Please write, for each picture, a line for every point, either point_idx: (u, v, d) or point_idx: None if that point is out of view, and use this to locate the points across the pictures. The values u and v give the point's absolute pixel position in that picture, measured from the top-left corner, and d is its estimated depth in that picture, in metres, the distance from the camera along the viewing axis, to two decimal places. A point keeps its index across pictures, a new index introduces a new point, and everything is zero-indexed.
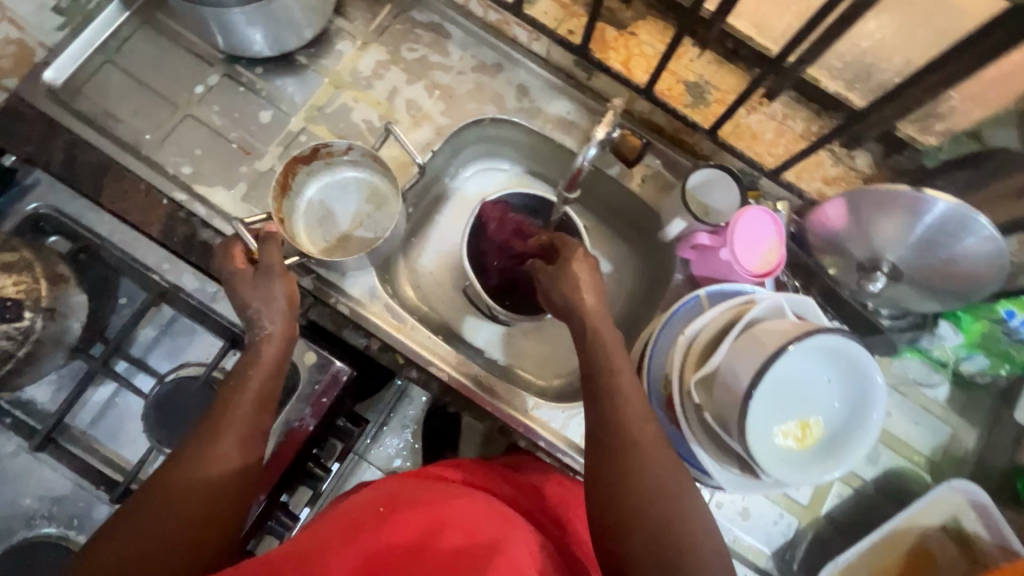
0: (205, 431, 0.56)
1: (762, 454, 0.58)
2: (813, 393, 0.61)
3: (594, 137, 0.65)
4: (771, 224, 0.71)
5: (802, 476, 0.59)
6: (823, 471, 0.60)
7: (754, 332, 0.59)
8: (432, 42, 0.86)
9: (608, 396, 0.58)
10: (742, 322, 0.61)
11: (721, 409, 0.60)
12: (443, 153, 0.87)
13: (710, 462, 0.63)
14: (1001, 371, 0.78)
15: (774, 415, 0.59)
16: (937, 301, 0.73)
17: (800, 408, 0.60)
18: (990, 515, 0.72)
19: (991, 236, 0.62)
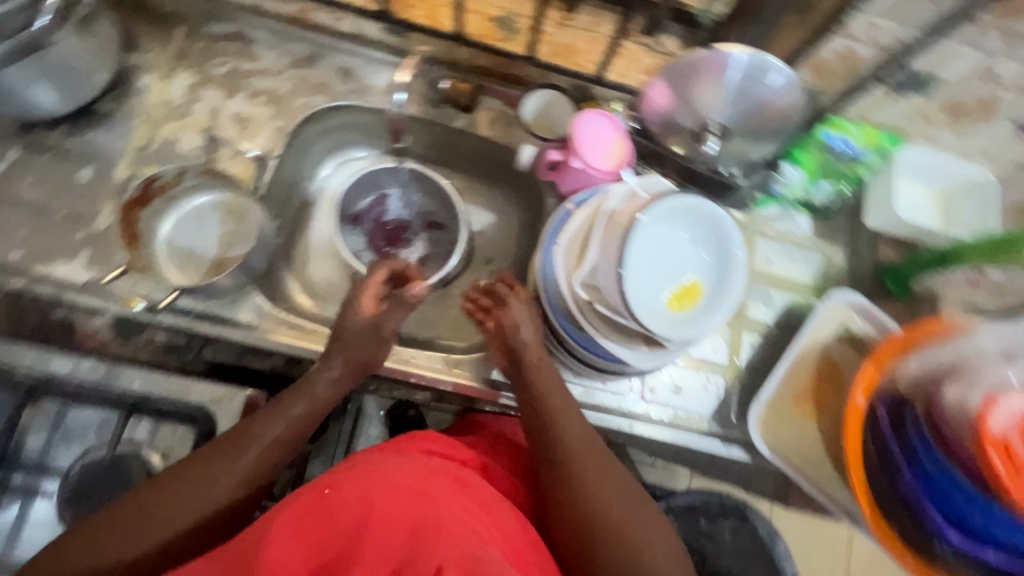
0: (219, 451, 0.58)
1: (651, 320, 0.63)
2: (681, 255, 0.67)
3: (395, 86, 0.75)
4: (607, 123, 0.76)
5: (694, 328, 0.65)
6: (713, 318, 0.65)
7: (615, 218, 0.67)
8: (239, 51, 0.83)
9: (552, 425, 0.65)
10: (601, 217, 0.67)
11: (608, 296, 0.66)
12: (290, 156, 0.84)
13: (619, 350, 0.68)
14: (844, 189, 0.87)
15: (652, 283, 0.65)
16: (768, 142, 0.82)
17: (674, 271, 0.66)
18: (871, 313, 0.81)
19: (784, 71, 0.72)
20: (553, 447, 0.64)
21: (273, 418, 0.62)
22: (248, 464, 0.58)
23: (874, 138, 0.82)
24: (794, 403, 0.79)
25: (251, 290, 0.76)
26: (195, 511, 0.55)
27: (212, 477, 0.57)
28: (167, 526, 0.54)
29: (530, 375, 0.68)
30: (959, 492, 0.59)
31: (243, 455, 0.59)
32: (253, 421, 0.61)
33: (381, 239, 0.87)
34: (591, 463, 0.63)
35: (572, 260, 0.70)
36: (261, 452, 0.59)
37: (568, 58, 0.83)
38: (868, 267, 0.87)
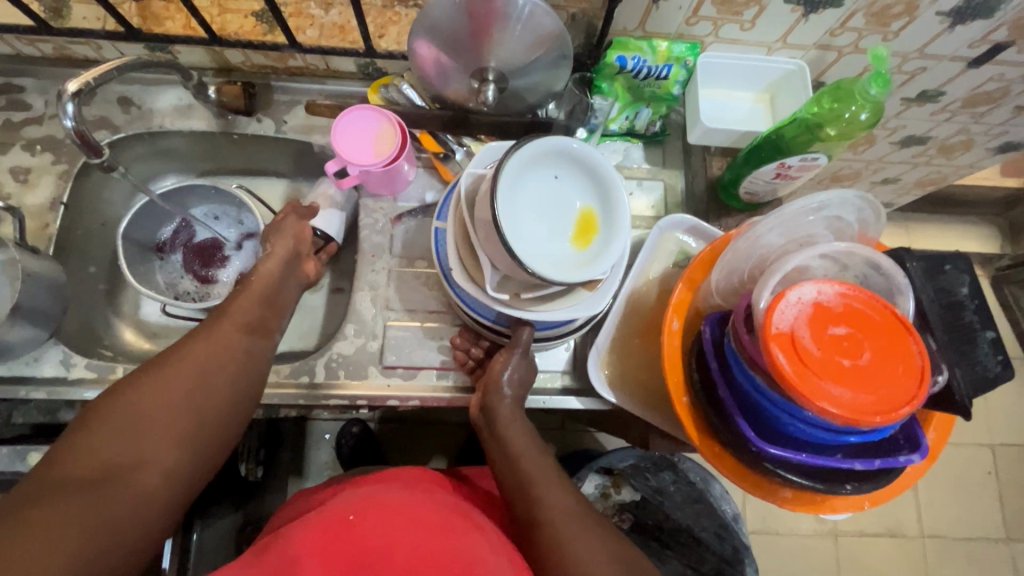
0: (192, 344, 0.56)
1: (566, 274, 0.57)
2: (555, 198, 0.60)
3: (63, 91, 0.54)
4: (369, 117, 0.75)
5: (613, 252, 0.59)
6: (620, 233, 0.59)
7: (476, 213, 0.59)
8: (8, 103, 0.80)
9: (517, 461, 0.61)
10: (467, 215, 0.60)
11: (525, 280, 0.60)
12: (83, 199, 0.81)
13: (567, 312, 0.62)
14: (663, 110, 0.83)
15: (547, 238, 0.58)
16: (560, 70, 0.75)
17: (559, 217, 0.60)
18: (701, 228, 0.76)
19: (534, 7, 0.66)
20: (518, 480, 0.60)
21: (232, 323, 0.59)
22: (214, 354, 0.56)
23: (668, 53, 0.75)
24: (640, 340, 0.75)
25: (51, 342, 0.73)
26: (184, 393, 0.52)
27: (195, 359, 0.54)
28: (161, 407, 0.50)
29: (498, 417, 0.66)
30: (766, 398, 0.54)
31: (217, 340, 0.57)
32: (208, 327, 0.59)
33: (195, 264, 0.86)
34: (557, 492, 0.58)
35: (474, 274, 0.63)
36: (228, 343, 0.58)
37: (341, 37, 0.79)
38: (701, 186, 0.84)
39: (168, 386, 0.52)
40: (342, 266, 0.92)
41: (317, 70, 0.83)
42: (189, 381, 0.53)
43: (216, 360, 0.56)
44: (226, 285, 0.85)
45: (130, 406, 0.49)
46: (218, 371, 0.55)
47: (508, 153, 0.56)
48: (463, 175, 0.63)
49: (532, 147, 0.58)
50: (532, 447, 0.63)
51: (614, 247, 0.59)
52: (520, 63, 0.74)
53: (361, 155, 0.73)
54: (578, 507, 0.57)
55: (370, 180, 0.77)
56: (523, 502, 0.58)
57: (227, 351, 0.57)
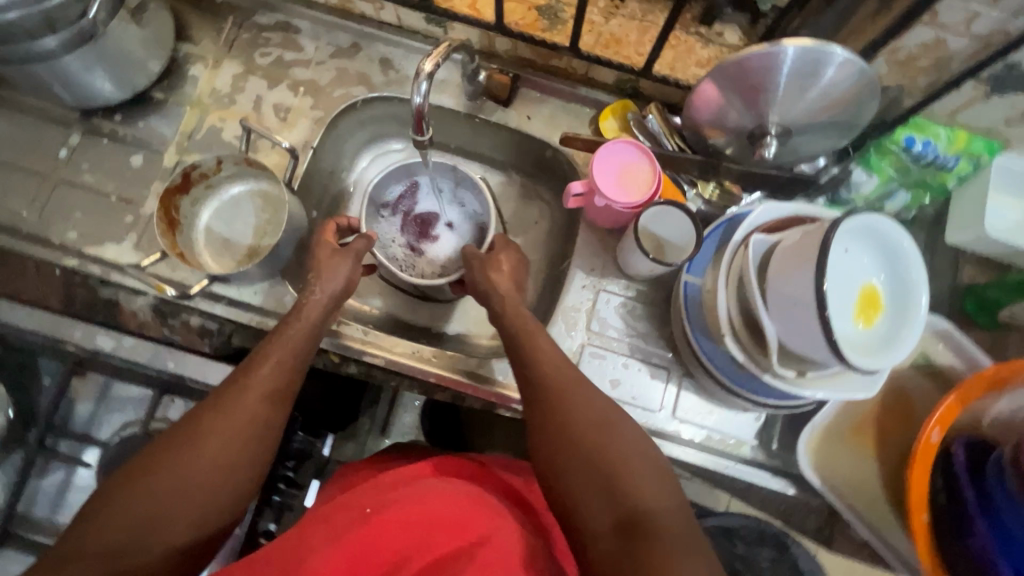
0: (233, 394, 0.52)
1: (866, 359, 0.58)
2: (850, 274, 0.60)
3: (420, 70, 0.57)
4: (633, 151, 0.73)
5: (905, 334, 0.60)
6: (913, 316, 0.61)
7: (771, 284, 0.61)
8: (283, 41, 0.84)
9: (536, 403, 0.56)
10: (755, 285, 0.62)
11: (816, 357, 0.60)
12: (328, 146, 0.84)
13: (845, 393, 0.60)
14: (925, 200, 0.77)
15: (842, 317, 0.59)
16: (836, 137, 0.71)
17: (854, 299, 0.60)
18: (953, 338, 0.72)
19: (846, 60, 0.59)
20: (543, 404, 0.55)
21: (246, 412, 0.52)
22: (239, 434, 0.50)
23: (965, 145, 0.69)
24: (853, 433, 0.71)
25: (279, 279, 0.75)
26: (204, 472, 0.48)
27: (183, 471, 0.47)
28: (162, 514, 0.46)
29: (516, 358, 0.60)
30: None
31: (217, 439, 0.49)
32: (233, 389, 0.53)
33: (409, 232, 0.87)
34: (580, 403, 0.54)
35: (743, 339, 0.64)
36: (248, 412, 0.52)
37: (615, 49, 0.77)
38: (946, 288, 0.77)
39: (177, 468, 0.47)
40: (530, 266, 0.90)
41: (573, 73, 0.82)
42: (220, 449, 0.49)
43: (215, 471, 0.49)
44: (432, 264, 0.86)
45: (120, 509, 0.45)
46: (234, 459, 0.50)
47: (832, 231, 0.56)
48: (741, 234, 0.66)
49: (847, 223, 0.58)
50: (558, 369, 0.57)
51: (908, 331, 0.60)
52: (802, 126, 0.70)
53: (613, 189, 0.72)
54: (629, 430, 0.53)
55: (605, 215, 0.75)
56: (552, 442, 0.53)
57: (208, 467, 0.48)
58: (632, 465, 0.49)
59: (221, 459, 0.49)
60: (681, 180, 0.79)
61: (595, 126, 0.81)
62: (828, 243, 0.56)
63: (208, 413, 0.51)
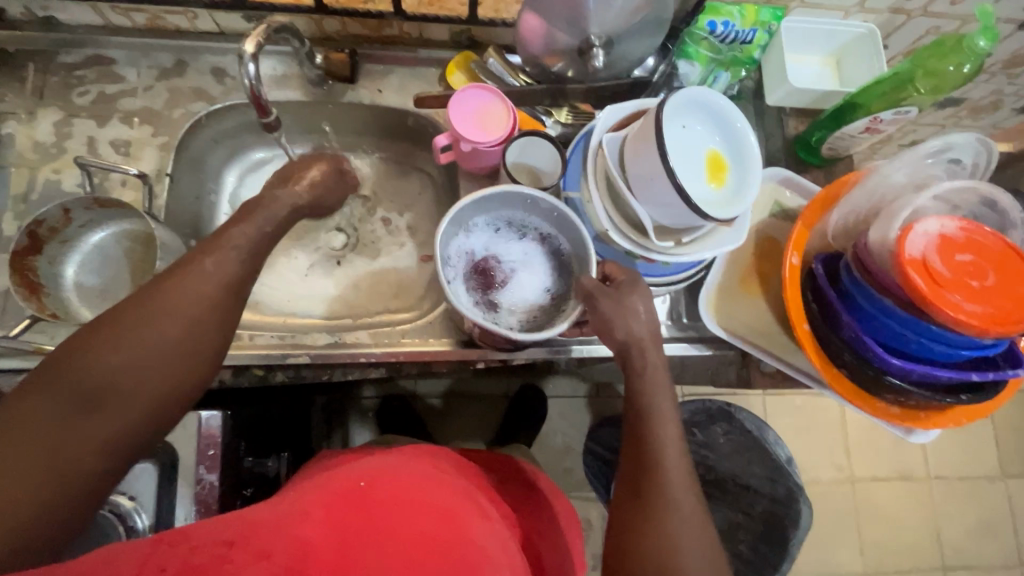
0: (191, 269, 0.52)
1: (723, 209, 0.66)
2: (691, 145, 0.68)
3: (245, 50, 0.60)
4: (483, 93, 0.77)
5: (749, 181, 0.69)
6: (751, 165, 0.70)
7: (630, 170, 0.67)
8: (100, 75, 0.79)
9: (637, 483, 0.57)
10: (617, 177, 0.68)
11: (686, 223, 0.67)
12: (185, 170, 0.81)
13: (716, 248, 0.68)
14: (742, 74, 0.88)
15: (694, 181, 0.67)
16: (652, 36, 0.79)
17: (701, 165, 0.68)
18: (796, 182, 0.82)
19: None
20: (645, 491, 0.56)
21: (210, 282, 0.52)
22: (202, 301, 0.51)
23: (756, 17, 0.80)
24: (742, 285, 0.81)
25: None
26: (173, 333, 0.49)
27: (165, 325, 0.49)
28: (134, 365, 0.48)
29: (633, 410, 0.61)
30: (893, 319, 0.61)
31: (183, 308, 0.50)
32: (195, 263, 0.53)
33: (475, 282, 0.77)
34: (676, 500, 0.55)
35: (626, 229, 0.70)
36: (211, 287, 0.52)
37: (439, 4, 0.77)
38: (780, 144, 0.88)
39: (147, 327, 0.49)
40: (427, 233, 0.93)
41: (409, 38, 0.84)
42: (189, 319, 0.50)
43: (186, 340, 0.50)
44: (514, 309, 0.76)
45: (95, 360, 0.47)
46: (202, 328, 0.51)
47: (661, 106, 0.63)
48: (596, 137, 0.71)
49: (675, 99, 0.66)
50: (675, 457, 0.58)
51: (752, 179, 0.69)
52: (619, 32, 0.77)
53: (475, 131, 0.75)
54: (698, 514, 0.55)
55: (477, 159, 0.79)
56: (629, 515, 0.56)
57: (178, 331, 0.50)
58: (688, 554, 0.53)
59: (189, 329, 0.50)
60: (536, 112, 0.85)
61: (444, 83, 0.85)
62: (660, 117, 0.63)
63: (177, 276, 0.51)
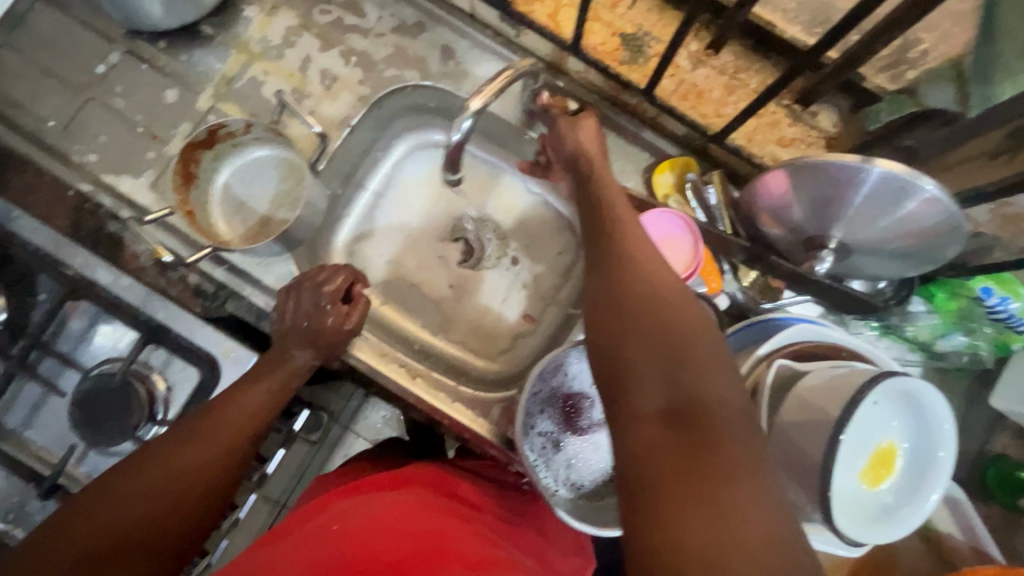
0: (222, 405, 0.60)
1: (862, 528, 0.53)
2: (870, 431, 0.54)
3: (469, 107, 0.57)
4: (680, 224, 0.67)
5: (904, 505, 0.56)
6: (924, 489, 0.56)
7: (781, 419, 0.56)
8: (347, 1, 0.78)
9: (656, 409, 0.40)
10: (764, 417, 0.57)
11: (805, 513, 0.55)
12: (367, 125, 0.80)
13: (810, 543, 0.57)
14: (981, 351, 0.69)
15: (847, 475, 0.54)
16: (909, 265, 0.64)
17: (866, 459, 0.55)
18: (964, 512, 0.66)
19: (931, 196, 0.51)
20: (697, 424, 0.39)
21: (224, 423, 0.59)
22: (217, 435, 0.58)
23: None
24: (824, 572, 0.68)
25: (285, 258, 0.75)
26: (174, 473, 0.55)
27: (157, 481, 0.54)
28: (136, 508, 0.52)
29: (645, 417, 0.41)
30: None
31: (194, 447, 0.57)
32: (221, 406, 0.60)
33: (554, 417, 0.66)
34: (732, 427, 0.39)
35: None
36: (225, 429, 0.59)
37: (693, 103, 0.70)
38: None
39: (158, 463, 0.55)
40: (541, 296, 0.86)
41: (642, 114, 0.74)
42: (196, 455, 0.56)
43: (188, 477, 0.55)
44: (574, 469, 0.65)
45: (101, 514, 0.51)
46: (203, 468, 0.56)
47: (865, 388, 0.50)
48: (765, 350, 0.61)
49: (892, 384, 0.52)
50: (719, 378, 0.41)
51: (918, 509, 0.55)
52: (868, 245, 0.62)
53: None
54: (747, 444, 0.38)
55: None
56: (672, 470, 0.37)
57: (184, 469, 0.55)
58: (746, 496, 0.35)
59: (198, 467, 0.56)
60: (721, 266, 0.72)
61: (648, 177, 0.73)
62: (857, 401, 0.50)
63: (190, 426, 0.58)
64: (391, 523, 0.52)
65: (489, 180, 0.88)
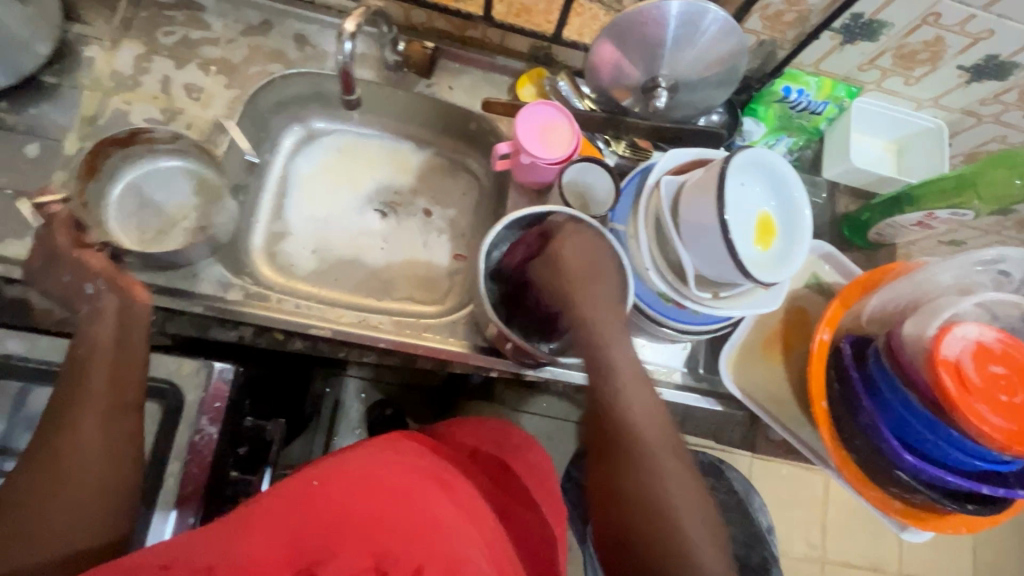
0: (88, 382, 0.55)
1: (768, 273, 0.66)
2: (746, 203, 0.68)
3: (345, 30, 0.67)
4: (551, 110, 0.78)
5: (793, 251, 0.69)
6: (800, 235, 0.70)
7: (683, 220, 0.68)
8: (187, 19, 0.81)
9: (630, 408, 0.61)
10: (671, 225, 0.69)
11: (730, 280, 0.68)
12: (247, 125, 0.83)
13: (743, 310, 0.69)
14: (803, 143, 0.88)
15: (744, 240, 0.67)
16: (720, 89, 0.80)
17: (752, 227, 0.68)
18: (837, 259, 0.83)
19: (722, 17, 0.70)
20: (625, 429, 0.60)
21: (98, 396, 0.54)
22: (99, 420, 0.53)
23: (831, 91, 0.82)
24: (764, 348, 0.81)
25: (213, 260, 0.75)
26: (72, 463, 0.50)
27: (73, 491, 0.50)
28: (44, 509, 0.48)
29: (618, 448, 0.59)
30: (917, 420, 0.63)
31: (80, 437, 0.52)
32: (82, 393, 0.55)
33: None
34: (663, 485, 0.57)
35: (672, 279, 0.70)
36: (94, 413, 0.53)
37: (525, 17, 0.80)
38: (828, 218, 0.88)
39: (54, 453, 0.51)
40: (463, 234, 0.93)
41: (489, 44, 0.86)
42: (88, 431, 0.52)
43: (84, 464, 0.51)
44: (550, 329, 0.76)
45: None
46: (90, 449, 0.52)
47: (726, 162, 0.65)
48: (653, 179, 0.73)
49: (743, 159, 0.67)
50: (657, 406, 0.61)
51: (802, 250, 0.70)
52: (685, 80, 0.79)
53: (535, 146, 0.76)
54: (685, 474, 0.59)
55: (534, 174, 0.80)
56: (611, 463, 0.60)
57: (80, 456, 0.51)
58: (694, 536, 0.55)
59: (95, 440, 0.52)
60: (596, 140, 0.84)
61: (512, 94, 0.86)
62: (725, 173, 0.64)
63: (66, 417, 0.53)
64: (371, 476, 0.52)
65: (379, 151, 0.94)
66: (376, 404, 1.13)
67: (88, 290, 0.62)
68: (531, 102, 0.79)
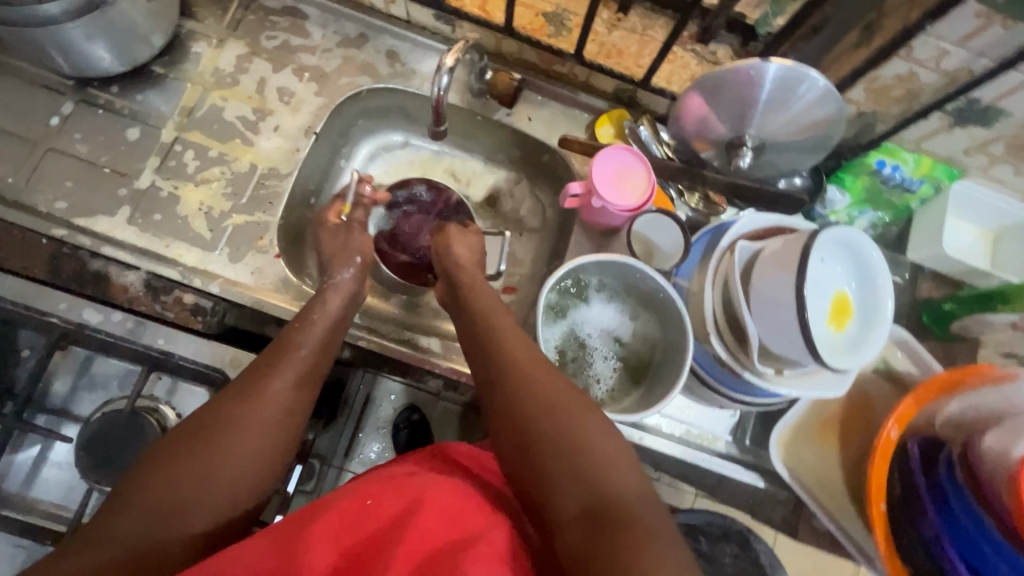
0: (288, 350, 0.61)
1: (840, 360, 0.63)
2: (824, 281, 0.65)
3: (444, 64, 0.69)
4: (627, 154, 0.77)
5: (870, 339, 0.65)
6: (879, 322, 0.66)
7: (755, 290, 0.65)
8: (290, 26, 0.85)
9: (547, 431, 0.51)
10: (740, 293, 0.66)
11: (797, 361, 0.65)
12: (329, 132, 0.85)
13: (808, 394, 0.65)
14: (887, 219, 0.84)
15: (817, 321, 0.63)
16: (807, 155, 0.77)
17: (827, 307, 0.65)
18: (913, 348, 0.77)
19: (824, 85, 0.66)
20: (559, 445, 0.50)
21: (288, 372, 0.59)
22: (291, 389, 0.58)
23: (929, 170, 0.77)
24: (820, 430, 0.77)
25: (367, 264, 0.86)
26: (260, 417, 0.54)
27: (240, 439, 0.52)
28: (230, 451, 0.51)
29: (546, 454, 0.49)
30: (984, 536, 0.60)
31: (274, 401, 0.56)
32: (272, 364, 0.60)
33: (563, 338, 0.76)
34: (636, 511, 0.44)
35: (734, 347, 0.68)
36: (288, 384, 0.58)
37: (616, 59, 0.82)
38: (906, 301, 0.83)
39: (244, 401, 0.55)
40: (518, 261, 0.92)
41: (574, 80, 0.85)
42: (280, 388, 0.57)
43: (267, 423, 0.55)
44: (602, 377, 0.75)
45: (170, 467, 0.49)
46: (275, 411, 0.56)
47: (812, 238, 0.61)
48: (726, 244, 0.70)
49: (828, 234, 0.63)
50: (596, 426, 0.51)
51: (879, 338, 0.65)
52: (772, 141, 0.76)
53: (609, 190, 0.74)
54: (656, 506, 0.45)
55: (603, 218, 0.78)
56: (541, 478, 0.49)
57: (266, 413, 0.55)
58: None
59: (288, 398, 0.57)
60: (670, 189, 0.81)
61: (590, 131, 0.84)
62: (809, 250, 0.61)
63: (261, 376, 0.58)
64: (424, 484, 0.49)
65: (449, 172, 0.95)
66: (405, 410, 0.98)
67: (349, 271, 0.73)
68: (609, 145, 0.78)
